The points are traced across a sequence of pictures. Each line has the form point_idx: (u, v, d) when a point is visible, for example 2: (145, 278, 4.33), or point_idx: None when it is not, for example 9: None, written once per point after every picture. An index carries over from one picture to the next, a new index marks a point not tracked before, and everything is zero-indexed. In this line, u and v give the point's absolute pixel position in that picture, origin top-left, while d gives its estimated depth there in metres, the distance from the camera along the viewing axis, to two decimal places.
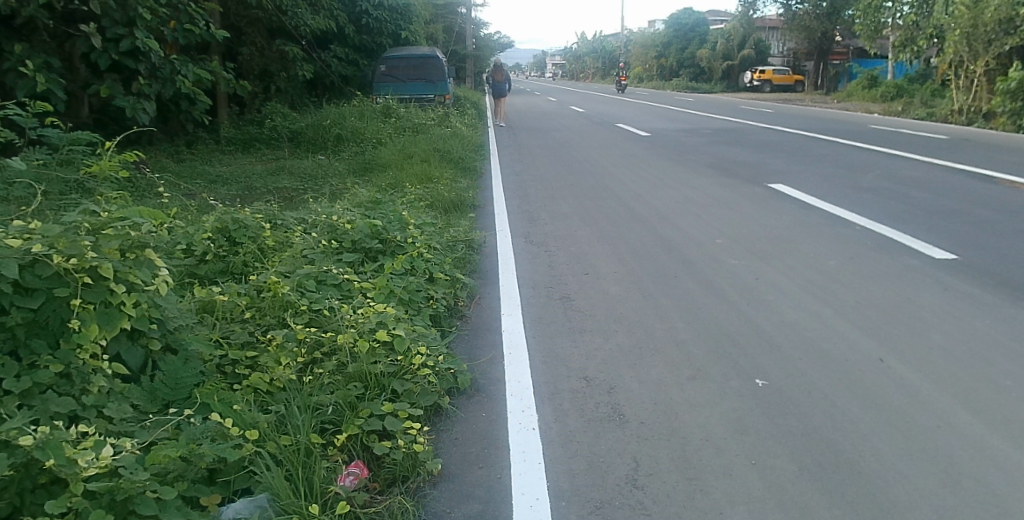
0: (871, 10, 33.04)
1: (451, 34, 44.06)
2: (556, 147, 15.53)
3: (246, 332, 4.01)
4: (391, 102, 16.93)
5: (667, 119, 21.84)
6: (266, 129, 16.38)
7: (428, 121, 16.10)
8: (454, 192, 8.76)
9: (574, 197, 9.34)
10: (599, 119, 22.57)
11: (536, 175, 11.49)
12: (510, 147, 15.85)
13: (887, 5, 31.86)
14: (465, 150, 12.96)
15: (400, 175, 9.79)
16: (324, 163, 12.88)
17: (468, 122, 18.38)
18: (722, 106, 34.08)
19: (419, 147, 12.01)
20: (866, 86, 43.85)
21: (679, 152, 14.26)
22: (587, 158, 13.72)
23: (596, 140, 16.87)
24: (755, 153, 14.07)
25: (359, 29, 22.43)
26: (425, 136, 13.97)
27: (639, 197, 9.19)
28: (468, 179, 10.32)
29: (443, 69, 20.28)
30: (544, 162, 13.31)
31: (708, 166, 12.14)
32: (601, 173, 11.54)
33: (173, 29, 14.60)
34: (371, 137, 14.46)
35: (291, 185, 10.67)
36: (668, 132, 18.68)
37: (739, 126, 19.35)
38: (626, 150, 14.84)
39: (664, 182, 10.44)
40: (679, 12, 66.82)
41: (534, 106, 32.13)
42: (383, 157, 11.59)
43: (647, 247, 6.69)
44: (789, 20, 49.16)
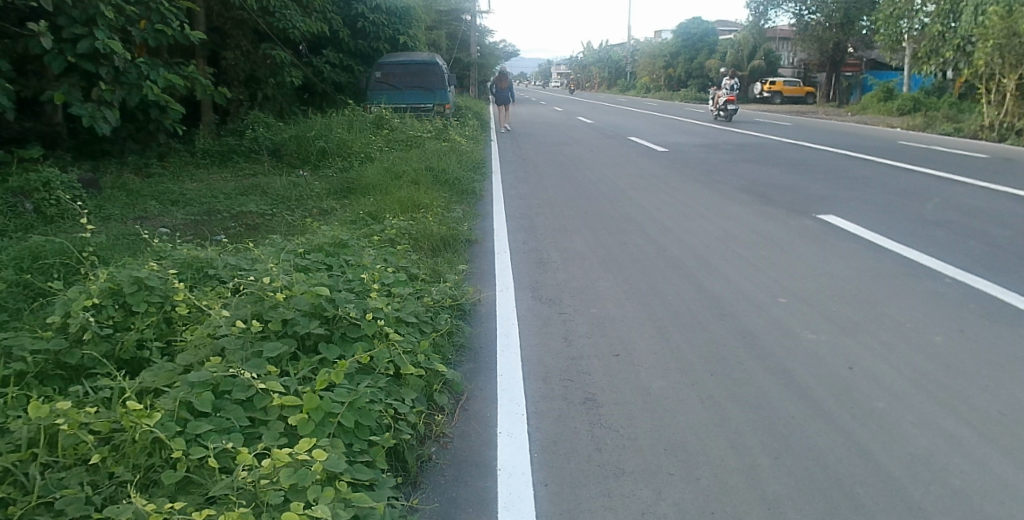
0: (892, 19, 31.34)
1: (453, 41, 42.61)
2: (564, 163, 14.02)
3: (81, 499, 2.47)
4: (386, 112, 15.47)
5: (683, 132, 20.33)
6: (246, 140, 14.94)
7: (424, 133, 14.60)
8: (446, 225, 7.21)
9: (591, 227, 7.81)
10: (611, 132, 21.06)
11: (544, 196, 10.00)
12: (514, 162, 14.36)
13: (910, 14, 30.29)
14: (464, 169, 11.43)
15: (385, 200, 8.26)
16: (303, 180, 11.37)
17: (469, 133, 16.90)
18: (737, 119, 32.53)
19: (411, 165, 10.51)
20: (881, 99, 42.33)
21: (703, 171, 12.75)
22: (601, 175, 12.21)
23: (609, 156, 15.36)
24: (788, 173, 12.55)
25: (354, 34, 21.00)
26: (420, 151, 12.50)
27: (668, 230, 7.68)
28: (465, 204, 8.79)
29: (443, 77, 18.78)
30: (552, 179, 11.80)
31: (738, 189, 10.65)
32: (617, 195, 10.04)
33: (143, 29, 13.00)
34: (360, 151, 12.98)
35: (260, 209, 9.17)
36: (686, 147, 17.16)
37: (762, 142, 17.82)
38: (643, 168, 13.32)
39: (692, 209, 8.94)
40: (687, 22, 65.29)
41: (540, 117, 30.65)
42: (368, 177, 10.09)
43: (692, 309, 5.13)
44: (801, 31, 47.31)
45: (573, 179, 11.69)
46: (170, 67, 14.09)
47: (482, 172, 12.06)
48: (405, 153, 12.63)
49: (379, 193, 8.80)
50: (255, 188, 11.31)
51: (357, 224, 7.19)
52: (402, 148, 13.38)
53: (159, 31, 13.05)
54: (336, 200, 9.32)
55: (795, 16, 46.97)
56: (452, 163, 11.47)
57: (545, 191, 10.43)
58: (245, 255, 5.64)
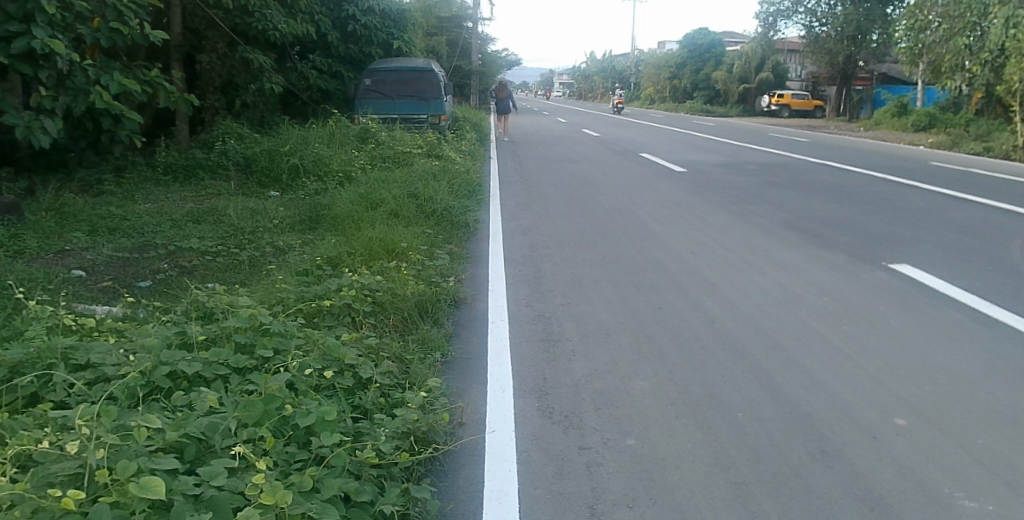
0: (914, 32, 29.68)
1: (454, 49, 40.98)
2: (572, 183, 12.35)
3: None
4: (372, 124, 13.81)
5: (699, 149, 18.72)
6: (214, 155, 13.31)
7: (414, 149, 12.91)
8: (425, 280, 5.54)
9: (612, 280, 6.14)
10: (621, 148, 19.42)
11: (549, 229, 8.33)
12: (515, 182, 12.69)
13: (933, 26, 28.68)
14: (457, 194, 9.78)
15: (351, 239, 6.60)
16: (266, 205, 9.76)
17: (466, 149, 15.23)
18: (749, 133, 30.93)
19: (393, 190, 8.86)
20: (895, 115, 40.82)
21: (733, 198, 11.10)
22: (615, 200, 10.56)
23: (621, 175, 13.72)
24: (829, 203, 10.87)
25: (344, 38, 19.38)
26: (407, 171, 10.84)
27: (712, 286, 6.01)
28: (453, 245, 7.12)
29: (439, 86, 17.21)
30: (560, 204, 10.15)
31: (780, 224, 8.99)
32: (638, 229, 8.39)
33: (96, 27, 11.26)
34: (338, 169, 11.33)
35: (204, 244, 7.53)
36: (705, 166, 15.51)
37: (787, 163, 16.16)
38: (663, 191, 11.68)
39: (732, 254, 7.28)
40: (694, 32, 63.62)
41: (543, 128, 29.06)
42: (341, 204, 8.42)
43: (775, 442, 3.44)
44: (812, 42, 46.03)
45: (582, 206, 10.01)
46: (129, 70, 12.44)
47: (478, 197, 10.38)
48: (390, 173, 10.97)
49: (348, 229, 7.15)
50: (211, 213, 9.66)
51: (311, 278, 5.52)
52: (386, 167, 11.71)
53: (115, 30, 11.31)
54: (298, 235, 7.69)
55: (805, 27, 45.63)
56: (443, 187, 9.81)
57: (552, 222, 8.78)
58: (131, 339, 3.97)
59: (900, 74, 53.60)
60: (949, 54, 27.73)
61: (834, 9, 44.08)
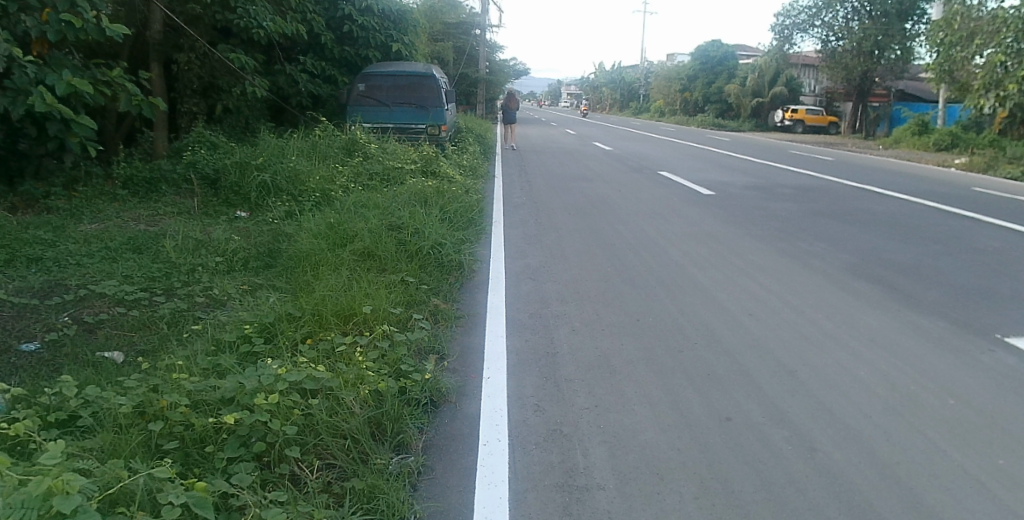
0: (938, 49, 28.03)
1: (459, 56, 39.27)
2: (588, 207, 10.73)
3: None
4: (361, 134, 12.19)
5: (724, 168, 17.09)
6: (179, 166, 11.71)
7: (406, 164, 11.24)
8: (393, 367, 3.89)
9: (653, 363, 4.47)
10: (637, 165, 17.78)
11: (565, 273, 6.68)
12: (522, 203, 11.07)
13: (965, 42, 26.84)
14: (452, 221, 8.10)
15: (301, 296, 4.96)
16: (222, 230, 8.12)
17: (467, 164, 13.63)
18: (767, 149, 29.33)
19: (371, 217, 7.21)
20: (916, 133, 39.10)
21: (777, 231, 9.49)
22: (641, 231, 8.94)
23: (641, 197, 12.09)
24: (889, 239, 9.25)
25: (339, 39, 17.82)
26: (395, 192, 9.20)
27: (794, 377, 4.35)
28: (438, 300, 5.45)
29: (440, 93, 15.46)
30: (576, 235, 8.54)
31: (845, 270, 7.37)
32: (676, 273, 6.73)
33: (44, 19, 9.28)
34: (315, 188, 9.70)
35: (120, 284, 5.88)
36: (732, 189, 13.87)
37: (822, 186, 14.54)
38: (692, 219, 10.05)
39: (803, 316, 5.61)
40: (706, 44, 61.88)
41: (551, 140, 27.49)
42: (304, 235, 6.76)
43: None
44: (827, 58, 43.81)
45: (602, 239, 8.39)
46: (84, 69, 10.80)
47: (478, 222, 8.70)
48: (375, 193, 9.31)
49: (304, 278, 5.49)
50: (156, 238, 8.04)
51: (230, 366, 3.89)
52: (374, 186, 10.07)
53: (65, 23, 9.30)
54: (244, 278, 6.05)
55: (820, 41, 43.64)
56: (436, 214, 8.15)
57: (567, 262, 7.12)
58: None
59: (917, 90, 51.87)
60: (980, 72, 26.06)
61: (851, 23, 42.10)
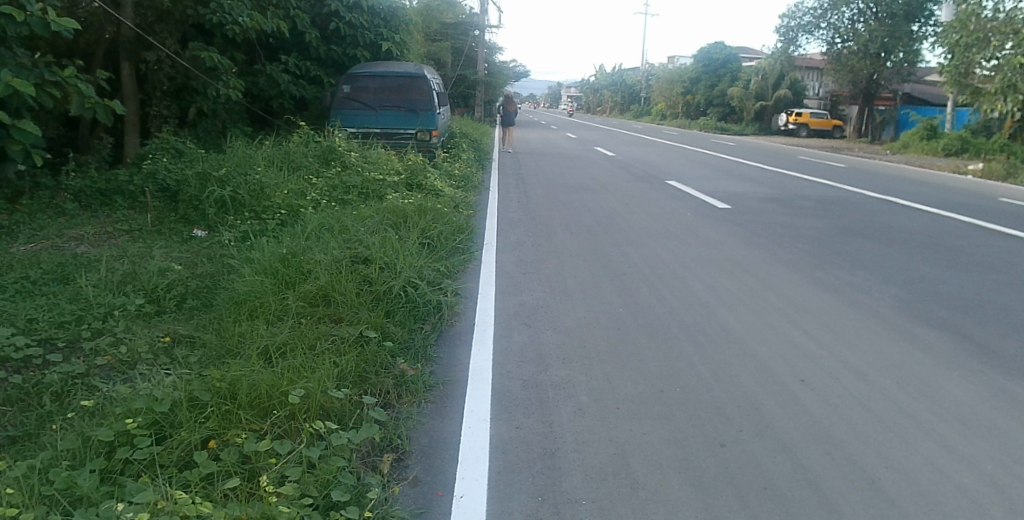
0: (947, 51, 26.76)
1: (457, 56, 38.12)
2: (593, 225, 9.54)
3: None
4: (340, 141, 10.96)
5: (736, 178, 15.94)
6: (138, 177, 10.53)
7: (388, 176, 10.00)
8: (318, 495, 2.72)
9: (687, 467, 3.31)
10: (643, 173, 16.62)
11: (567, 316, 5.48)
12: (520, 218, 9.88)
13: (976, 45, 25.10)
14: (433, 246, 6.88)
15: (218, 369, 3.77)
16: (167, 257, 6.94)
17: (459, 174, 12.42)
18: (775, 154, 28.09)
19: (333, 243, 6.00)
20: (925, 137, 37.84)
21: (808, 254, 8.30)
22: (655, 255, 7.76)
23: (652, 211, 10.92)
24: (937, 263, 8.05)
25: (325, 38, 16.65)
26: (370, 209, 7.96)
27: (881, 493, 3.17)
28: (406, 361, 4.27)
29: (431, 95, 14.34)
30: (581, 261, 7.34)
31: (900, 308, 6.17)
32: (702, 318, 5.54)
33: None
34: (278, 203, 8.48)
35: (6, 333, 4.66)
36: (748, 201, 12.68)
37: (845, 198, 13.34)
38: (711, 239, 8.89)
39: (867, 387, 4.43)
40: (709, 46, 60.61)
41: (551, 144, 26.34)
42: (248, 268, 5.54)
43: None
44: (833, 60, 42.55)
45: (611, 266, 7.18)
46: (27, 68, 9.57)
47: (467, 245, 7.47)
48: (347, 211, 8.08)
49: (232, 335, 4.31)
50: (85, 263, 6.83)
51: (88, 493, 2.70)
52: (348, 202, 8.86)
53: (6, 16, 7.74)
54: (167, 330, 4.86)
55: (826, 43, 42.41)
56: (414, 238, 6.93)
57: (571, 300, 5.92)
58: None
59: (924, 93, 50.58)
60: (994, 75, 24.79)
61: (857, 25, 40.84)
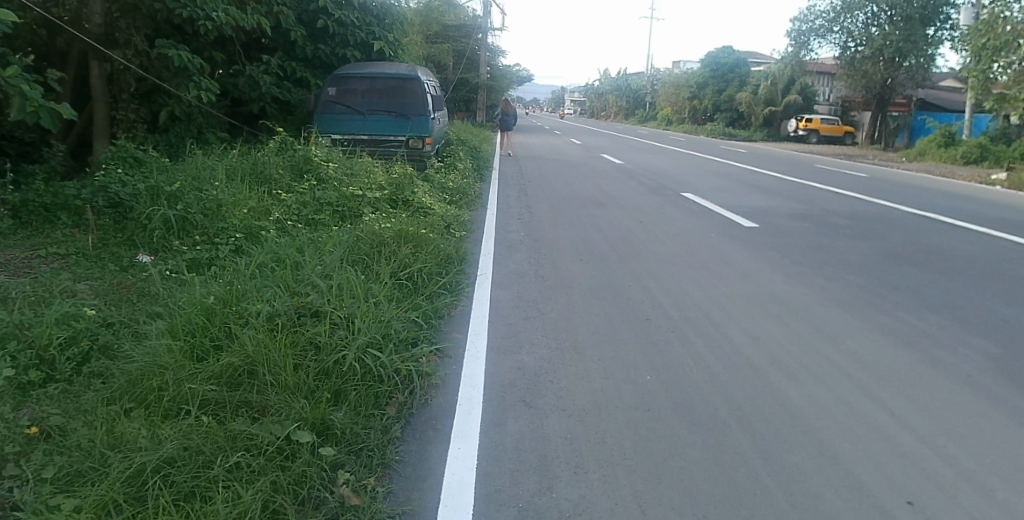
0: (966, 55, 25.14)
1: (459, 59, 36.91)
2: (606, 249, 8.22)
3: None
4: (317, 149, 9.61)
5: (757, 190, 14.63)
6: (86, 189, 9.20)
7: (369, 190, 8.66)
8: None
9: None
10: (655, 184, 15.33)
11: (579, 388, 4.17)
12: (520, 240, 8.57)
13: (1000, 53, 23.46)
14: (410, 286, 5.55)
15: None
16: (87, 297, 5.62)
17: (453, 187, 11.09)
18: (789, 162, 26.80)
19: (279, 288, 4.70)
20: (942, 145, 36.36)
21: (861, 289, 6.99)
22: (682, 292, 6.43)
23: (671, 231, 9.62)
24: (1016, 302, 6.71)
25: (313, 36, 15.40)
26: (337, 234, 6.64)
27: None
28: (350, 478, 2.98)
29: (425, 99, 13.08)
30: (593, 301, 6.02)
31: (998, 372, 4.84)
32: (755, 395, 4.24)
33: None
34: (233, 224, 7.16)
35: None
36: (774, 218, 11.37)
37: (880, 215, 12.00)
38: (744, 268, 7.59)
39: (998, 512, 3.12)
40: (717, 50, 59.26)
41: (555, 150, 25.09)
42: (162, 323, 4.25)
43: None
44: (845, 65, 41.09)
45: (630, 307, 5.86)
46: None
47: (455, 280, 6.14)
48: (313, 236, 6.76)
49: (103, 443, 3.03)
50: None
51: None
52: (318, 225, 7.54)
53: None
54: (34, 416, 3.57)
55: (837, 46, 40.86)
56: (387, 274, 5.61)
57: (585, 361, 4.61)
58: None
59: (937, 99, 49.16)
60: (1017, 78, 23.09)
61: (870, 28, 39.38)
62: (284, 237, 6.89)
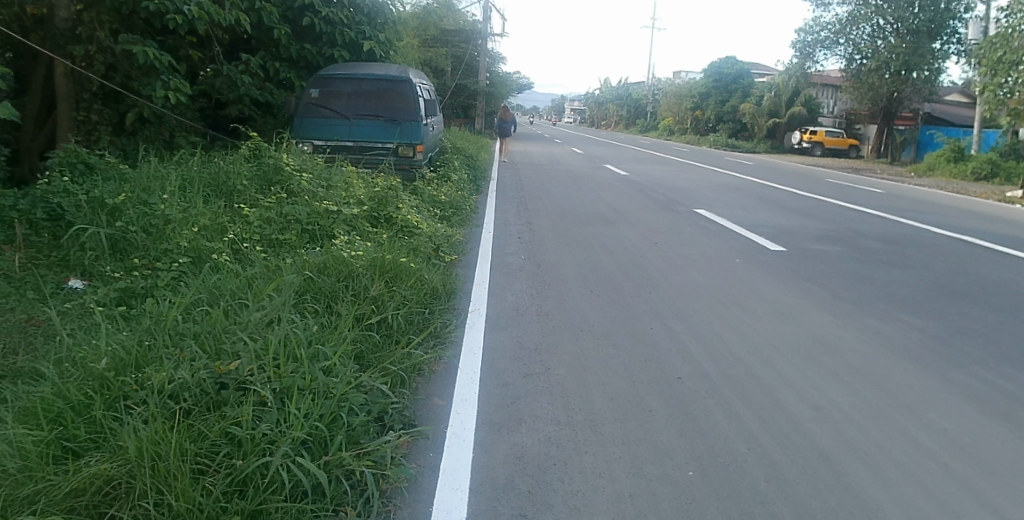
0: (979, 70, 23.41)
1: (458, 64, 35.75)
2: (621, 278, 7.10)
3: None
4: (291, 158, 8.42)
5: (775, 207, 13.52)
6: (25, 200, 7.97)
7: (345, 204, 7.46)
8: None
9: None
10: (665, 199, 14.22)
11: (599, 495, 3.06)
12: (520, 265, 7.43)
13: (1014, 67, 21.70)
14: (380, 335, 4.39)
15: None
16: None
17: (445, 199, 9.92)
18: (799, 175, 25.67)
19: (201, 343, 3.55)
20: (951, 159, 35.13)
21: (923, 334, 5.89)
22: (716, 338, 5.30)
23: (690, 255, 8.51)
24: None
25: (299, 35, 14.30)
26: (297, 261, 5.49)
27: None
28: None
29: (416, 104, 11.98)
30: (612, 349, 4.88)
31: None
32: (838, 506, 3.13)
33: None
34: (177, 244, 6.01)
35: None
36: (799, 239, 10.25)
37: (914, 238, 10.90)
38: (781, 304, 6.48)
39: None
40: (720, 60, 58.21)
41: (556, 159, 23.97)
42: (30, 396, 3.11)
43: None
44: (851, 77, 39.96)
45: (656, 359, 4.74)
46: None
47: (440, 322, 4.99)
48: (270, 263, 5.60)
49: None
50: None
51: None
52: (282, 249, 6.39)
53: None
54: None
55: (843, 59, 39.76)
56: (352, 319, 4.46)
57: (605, 445, 3.49)
58: None
59: (944, 114, 48.12)
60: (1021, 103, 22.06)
61: (877, 40, 38.27)
62: (236, 265, 5.70)
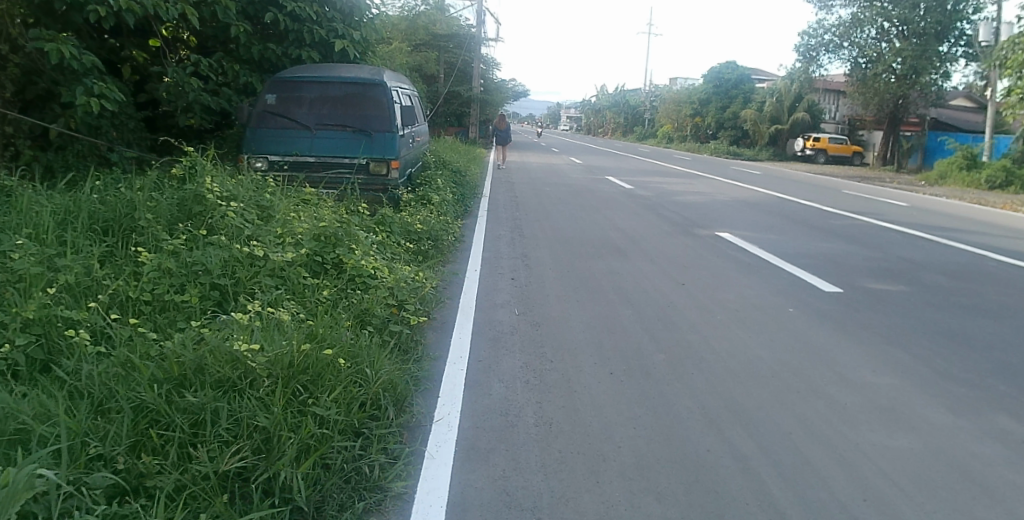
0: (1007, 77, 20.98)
1: (447, 70, 33.93)
2: (650, 344, 5.27)
3: None
4: (218, 180, 6.56)
5: (807, 229, 11.71)
6: None
7: (278, 246, 5.60)
8: None
9: None
10: (680, 219, 12.42)
11: None
12: (513, 326, 5.60)
13: None
14: (258, 518, 2.55)
15: None
16: None
17: (421, 228, 8.05)
18: (815, 187, 23.84)
19: None
20: (964, 167, 32.97)
21: None
22: (809, 472, 3.46)
23: (732, 301, 6.71)
24: None
25: (262, 34, 12.50)
26: (173, 351, 3.63)
27: None
28: None
29: (392, 111, 10.18)
30: (657, 507, 3.03)
31: None
32: None
33: None
34: (16, 311, 4.10)
35: None
36: (852, 274, 8.43)
37: (984, 271, 9.01)
38: (876, 388, 4.67)
39: None
40: (720, 66, 56.52)
41: (554, 171, 22.18)
42: None
43: None
44: (856, 82, 38.10)
45: None
46: None
47: (381, 461, 3.12)
48: (135, 354, 3.73)
49: None
50: None
51: None
52: (175, 322, 4.52)
53: None
54: None
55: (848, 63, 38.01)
56: (212, 487, 2.65)
57: None
58: None
59: (954, 121, 46.38)
60: None
61: (882, 44, 36.60)
62: (87, 356, 3.80)
